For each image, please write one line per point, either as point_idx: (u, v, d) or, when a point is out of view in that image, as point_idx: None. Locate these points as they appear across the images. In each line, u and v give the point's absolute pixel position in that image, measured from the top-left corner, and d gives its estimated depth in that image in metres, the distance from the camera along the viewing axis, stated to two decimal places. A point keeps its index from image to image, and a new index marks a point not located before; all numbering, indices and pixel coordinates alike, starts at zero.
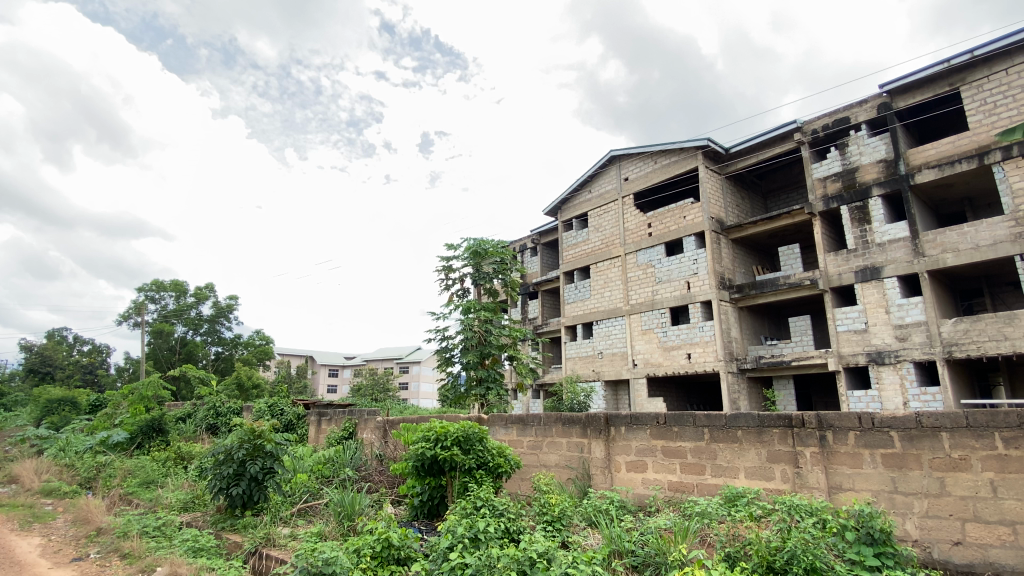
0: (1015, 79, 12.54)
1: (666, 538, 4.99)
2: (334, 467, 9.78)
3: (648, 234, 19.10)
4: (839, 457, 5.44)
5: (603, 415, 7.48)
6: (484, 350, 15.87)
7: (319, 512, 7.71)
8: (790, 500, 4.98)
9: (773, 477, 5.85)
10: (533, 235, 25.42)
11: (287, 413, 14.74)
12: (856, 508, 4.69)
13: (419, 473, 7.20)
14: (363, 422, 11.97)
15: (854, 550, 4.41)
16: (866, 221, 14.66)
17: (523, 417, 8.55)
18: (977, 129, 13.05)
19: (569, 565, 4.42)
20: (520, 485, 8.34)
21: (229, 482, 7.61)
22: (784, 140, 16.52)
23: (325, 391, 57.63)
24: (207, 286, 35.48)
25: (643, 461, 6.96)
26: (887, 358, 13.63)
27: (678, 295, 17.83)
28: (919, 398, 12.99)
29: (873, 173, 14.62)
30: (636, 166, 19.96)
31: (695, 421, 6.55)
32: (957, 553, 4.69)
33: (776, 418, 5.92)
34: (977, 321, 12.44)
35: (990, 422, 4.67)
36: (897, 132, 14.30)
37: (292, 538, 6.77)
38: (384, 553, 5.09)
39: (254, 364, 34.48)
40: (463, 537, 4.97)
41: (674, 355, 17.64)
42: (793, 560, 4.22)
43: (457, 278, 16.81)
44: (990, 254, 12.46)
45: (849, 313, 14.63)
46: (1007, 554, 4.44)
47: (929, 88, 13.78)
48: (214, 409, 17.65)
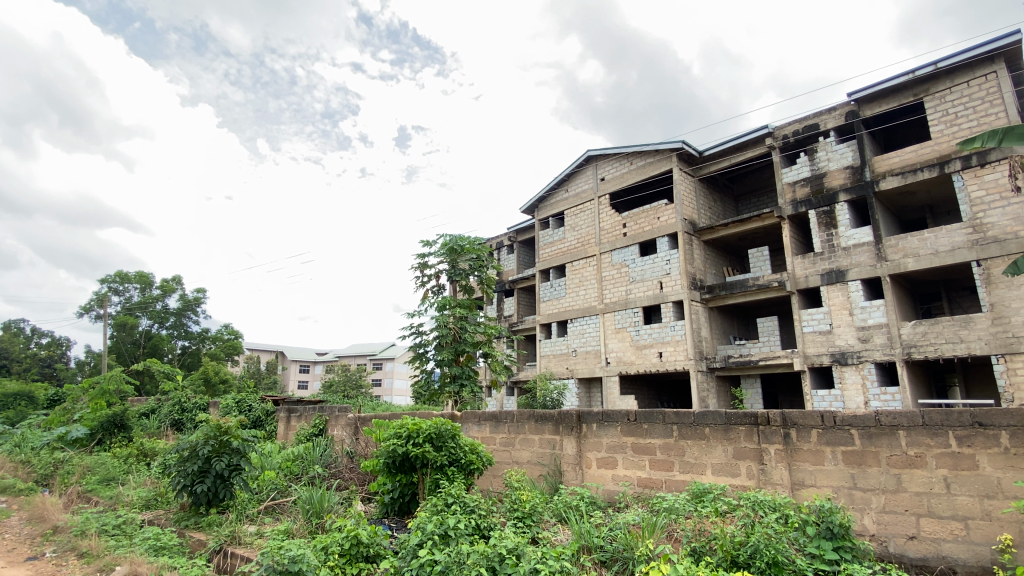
0: (975, 91, 13.02)
1: (634, 534, 5.07)
2: (303, 464, 9.63)
3: (623, 233, 19.30)
4: (801, 454, 5.60)
5: (575, 412, 7.54)
6: (459, 347, 15.84)
7: (287, 510, 7.60)
8: (754, 496, 5.11)
9: (739, 473, 5.98)
10: (509, 233, 25.43)
11: (256, 409, 14.47)
12: (816, 504, 4.82)
13: (390, 470, 7.15)
14: (334, 419, 11.83)
15: (814, 544, 4.54)
16: (832, 226, 15.08)
17: (496, 414, 8.53)
18: (938, 139, 13.53)
19: (538, 560, 4.43)
20: (492, 481, 8.34)
21: (194, 479, 7.40)
22: (756, 144, 16.86)
23: (296, 387, 56.71)
24: (174, 279, 34.56)
25: (613, 458, 7.04)
26: (850, 359, 14.06)
27: (650, 295, 18.07)
28: (879, 398, 13.44)
29: (840, 179, 15.05)
30: (612, 167, 20.13)
31: (664, 419, 6.67)
32: (911, 548, 4.87)
33: (742, 416, 6.05)
34: (935, 324, 12.92)
35: (943, 421, 4.87)
36: (863, 140, 14.75)
37: (258, 536, 6.65)
38: (353, 551, 5.04)
39: (222, 359, 33.72)
40: (433, 534, 4.96)
41: (646, 354, 17.87)
42: (756, 554, 4.34)
43: (433, 275, 16.68)
44: (948, 259, 12.93)
45: (815, 314, 15.04)
46: (959, 548, 4.65)
47: (894, 98, 14.26)
48: (179, 404, 17.21)
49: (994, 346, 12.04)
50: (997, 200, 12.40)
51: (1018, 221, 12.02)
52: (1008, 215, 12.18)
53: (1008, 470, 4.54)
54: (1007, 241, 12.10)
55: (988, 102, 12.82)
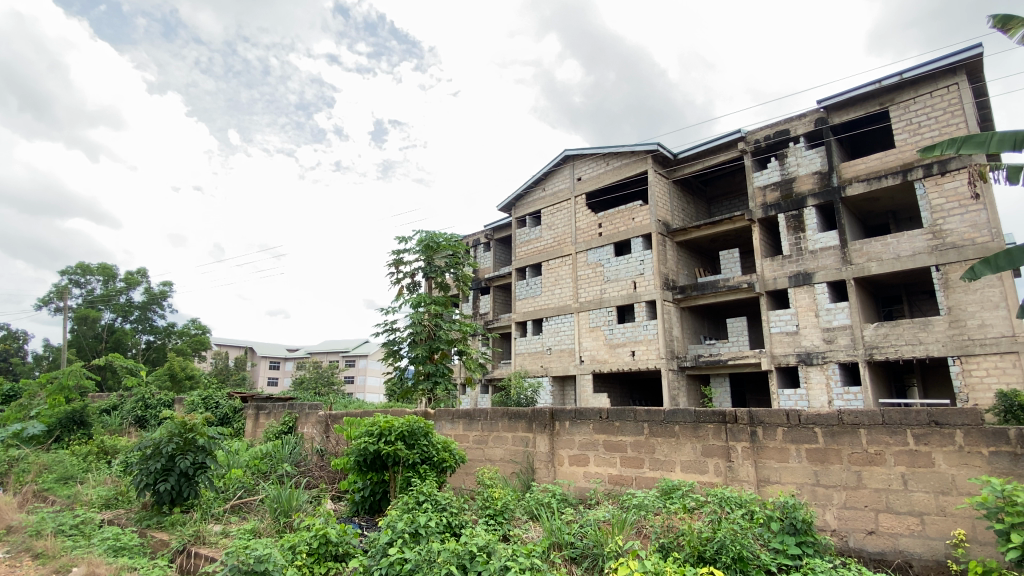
0: (938, 101, 13.50)
1: (604, 530, 5.12)
2: (272, 462, 9.46)
3: (599, 233, 19.46)
4: (767, 451, 5.73)
5: (548, 410, 7.57)
6: (433, 344, 15.76)
7: (255, 508, 7.46)
8: (721, 493, 5.21)
9: (707, 471, 6.09)
10: (486, 231, 25.38)
11: (223, 406, 14.17)
12: (780, 500, 4.95)
13: (361, 468, 7.07)
14: (305, 416, 11.66)
15: (778, 540, 4.66)
16: (800, 229, 15.47)
17: (469, 411, 8.51)
18: (902, 147, 13.99)
19: (508, 557, 4.44)
20: (464, 479, 8.32)
21: (156, 478, 7.18)
22: (728, 148, 17.18)
23: (265, 383, 55.66)
24: (139, 271, 33.51)
25: (585, 455, 7.10)
26: (815, 359, 14.46)
27: (624, 294, 18.26)
28: (842, 397, 13.86)
29: (809, 184, 15.45)
30: (589, 167, 20.27)
31: (636, 416, 6.75)
32: (870, 542, 5.05)
33: (711, 414, 6.17)
34: (895, 327, 13.38)
35: (902, 419, 5.04)
36: (831, 146, 15.15)
37: (224, 535, 6.52)
38: (321, 550, 4.96)
39: (188, 355, 32.84)
40: (403, 532, 4.93)
41: (619, 352, 18.07)
42: (722, 550, 4.44)
43: (408, 272, 16.47)
44: (909, 264, 13.39)
45: (782, 316, 15.42)
46: (914, 543, 4.83)
47: (861, 107, 14.68)
48: (142, 401, 16.72)
49: (950, 347, 12.51)
50: (956, 208, 12.89)
51: (975, 228, 12.53)
52: (966, 223, 12.68)
53: (961, 467, 4.73)
54: (964, 247, 12.61)
55: (949, 113, 13.31)
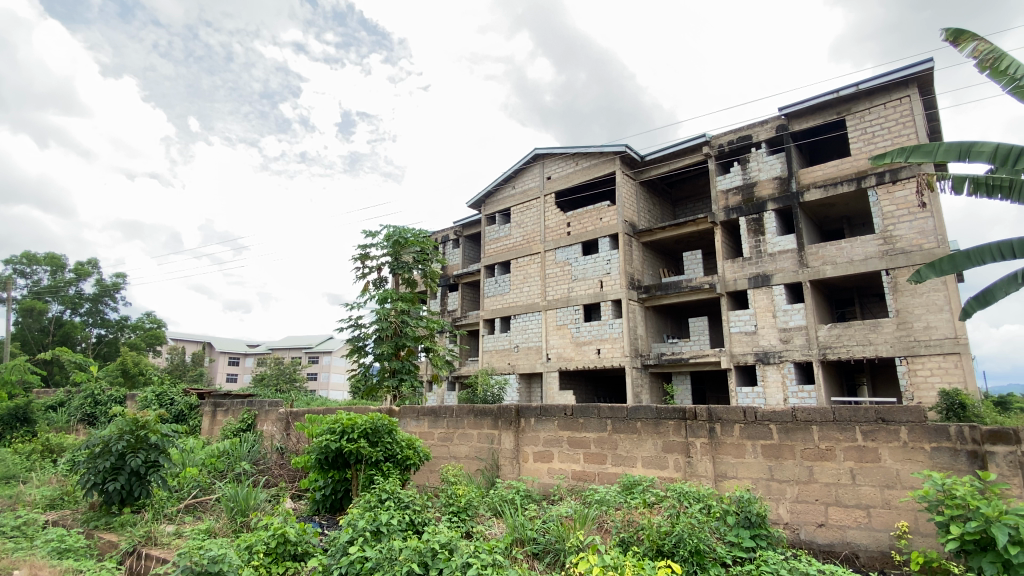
0: (891, 112, 14.10)
1: (566, 526, 5.19)
2: (229, 460, 9.22)
3: (567, 233, 19.59)
4: (724, 447, 5.90)
5: (514, 407, 7.59)
6: (399, 341, 15.60)
7: (210, 508, 7.27)
8: (680, 487, 5.32)
9: (667, 466, 6.23)
10: (455, 227, 25.27)
11: (178, 403, 13.71)
12: (736, 495, 5.10)
13: (322, 466, 6.96)
14: (264, 413, 11.36)
15: (733, 533, 4.82)
16: (760, 233, 15.94)
17: (435, 409, 8.45)
18: (857, 156, 14.55)
19: (470, 554, 4.44)
20: (428, 477, 8.27)
21: (105, 477, 6.88)
22: (694, 152, 17.56)
23: (224, 380, 54.06)
24: (90, 262, 32.01)
25: (549, 451, 7.17)
26: (772, 358, 14.93)
27: (591, 293, 18.46)
28: (797, 395, 14.35)
29: (769, 189, 15.93)
30: (559, 166, 20.39)
31: (599, 413, 6.83)
32: (820, 534, 5.25)
33: (672, 411, 6.31)
34: (848, 328, 13.93)
35: (852, 416, 5.29)
36: (791, 153, 15.65)
37: (177, 536, 6.31)
38: (279, 550, 4.85)
39: (143, 349, 31.62)
40: (364, 531, 4.88)
41: (585, 350, 18.28)
42: (679, 543, 4.57)
43: (374, 267, 16.22)
44: (861, 268, 13.96)
45: (741, 316, 15.87)
46: (861, 535, 5.05)
47: (820, 115, 15.22)
48: (91, 397, 16.02)
49: (898, 348, 13.10)
50: (906, 215, 13.50)
51: (923, 234, 13.16)
52: (914, 229, 13.30)
53: (905, 461, 4.97)
54: (912, 252, 13.22)
55: (901, 123, 13.92)
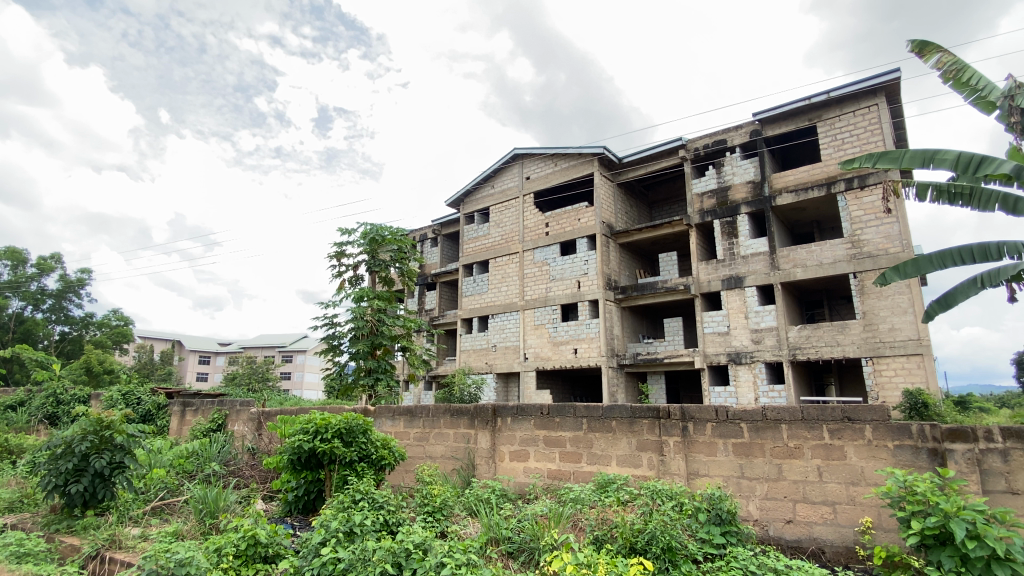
0: (860, 120, 14.50)
1: (541, 524, 5.22)
2: (198, 461, 9.01)
3: (545, 233, 19.66)
4: (697, 445, 6.00)
5: (490, 407, 7.58)
6: (375, 340, 15.42)
7: (178, 510, 7.12)
8: (653, 485, 5.39)
9: (640, 464, 6.31)
10: (433, 226, 25.14)
11: (145, 402, 13.34)
12: (708, 492, 5.20)
13: (295, 467, 6.86)
14: (235, 413, 11.13)
15: (704, 530, 4.91)
16: (734, 235, 16.24)
17: (410, 408, 8.39)
18: (827, 161, 14.93)
19: (445, 553, 4.43)
20: (403, 477, 8.22)
21: (68, 479, 6.66)
22: (670, 155, 17.80)
23: (194, 379, 52.85)
24: (53, 257, 30.95)
25: (525, 450, 7.19)
26: (744, 358, 15.23)
27: (568, 293, 18.56)
28: (767, 394, 14.66)
29: (743, 192, 16.24)
30: (538, 166, 20.45)
31: (575, 412, 6.87)
32: (788, 531, 5.38)
33: (646, 410, 6.38)
34: (817, 329, 14.29)
35: (820, 416, 5.42)
36: (765, 158, 15.98)
37: (142, 539, 6.15)
38: (250, 552, 4.76)
39: (108, 347, 30.67)
40: (337, 532, 4.83)
41: (562, 350, 18.37)
42: (652, 540, 4.64)
43: (351, 264, 16.01)
44: (830, 271, 14.33)
45: (714, 317, 16.15)
46: (828, 530, 5.19)
47: (792, 121, 15.58)
48: (53, 397, 15.47)
49: (864, 349, 13.49)
50: (873, 220, 13.90)
51: (889, 239, 13.57)
52: (881, 234, 13.71)
53: (870, 459, 5.13)
54: (878, 256, 13.63)
55: (869, 131, 14.32)
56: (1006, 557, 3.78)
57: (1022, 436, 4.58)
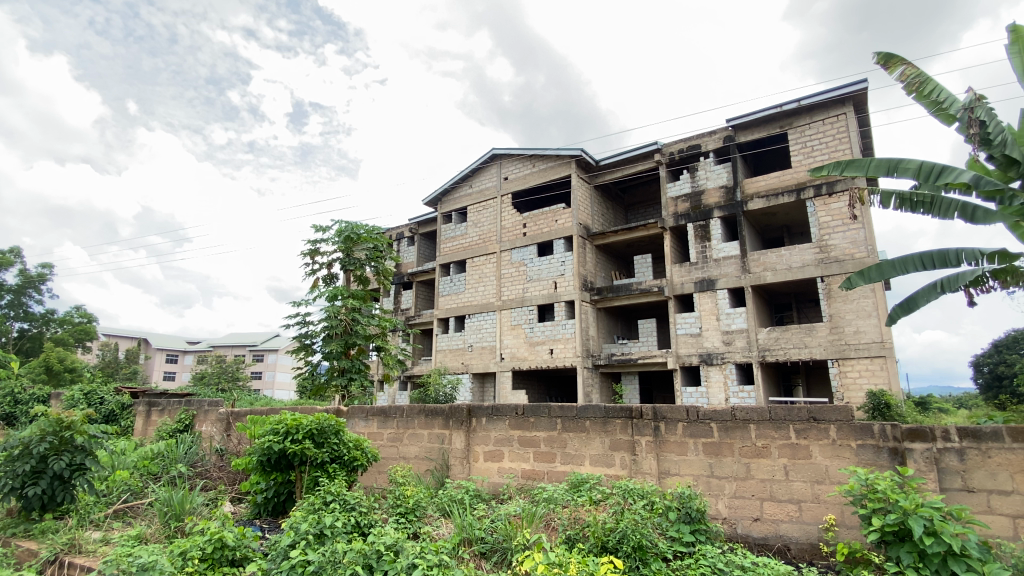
0: (828, 128, 14.91)
1: (514, 524, 5.24)
2: (163, 463, 8.79)
3: (523, 233, 19.70)
4: (668, 445, 6.09)
5: (465, 407, 7.57)
6: (349, 340, 15.23)
7: (142, 513, 6.95)
8: (626, 485, 5.46)
9: (613, 464, 6.38)
10: (410, 224, 24.97)
11: (108, 402, 12.95)
12: (678, 491, 5.29)
13: (264, 468, 6.75)
14: (203, 414, 10.89)
15: (674, 528, 5.00)
16: (707, 239, 16.52)
17: (384, 409, 8.33)
18: (797, 168, 15.30)
19: (416, 554, 4.42)
20: (376, 478, 8.14)
21: (25, 481, 6.41)
22: (646, 158, 18.02)
23: (160, 378, 51.45)
24: (13, 251, 29.80)
25: (500, 450, 7.20)
26: (715, 359, 15.51)
27: (545, 294, 18.63)
28: (737, 395, 14.96)
29: (716, 197, 16.54)
30: (516, 167, 20.48)
31: (549, 412, 6.91)
32: (755, 528, 5.51)
33: (619, 410, 6.45)
34: (786, 331, 14.64)
35: (787, 416, 5.56)
36: (737, 163, 16.30)
37: (104, 543, 5.98)
38: (216, 555, 4.66)
39: (70, 345, 29.65)
40: (307, 534, 4.76)
41: (538, 350, 18.44)
42: (623, 539, 4.70)
43: (325, 262, 15.78)
44: (799, 275, 14.70)
45: (687, 318, 16.39)
46: (793, 528, 5.33)
47: (764, 128, 15.93)
48: (10, 396, 14.90)
49: (830, 351, 13.88)
50: (840, 226, 14.31)
51: (855, 244, 13.99)
52: (847, 239, 14.12)
53: (834, 458, 5.29)
54: (845, 261, 14.04)
55: (837, 139, 14.74)
56: (961, 553, 3.94)
57: (977, 435, 4.80)
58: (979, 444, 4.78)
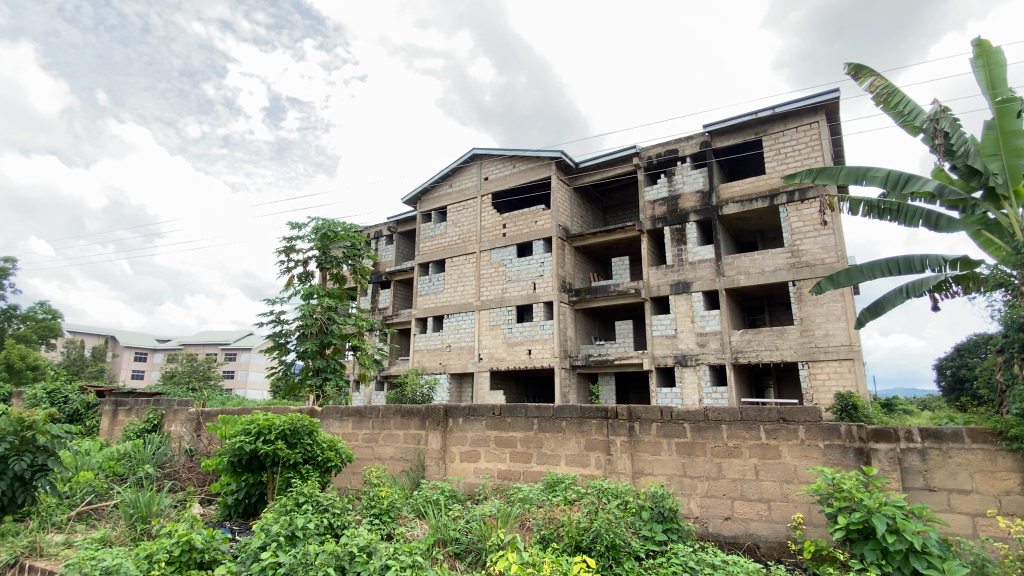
0: (801, 136, 15.27)
1: (489, 524, 5.25)
2: (130, 464, 8.56)
3: (502, 234, 19.71)
4: (642, 445, 6.17)
5: (442, 407, 7.55)
6: (324, 339, 15.03)
7: (106, 515, 6.76)
8: (600, 484, 5.51)
9: (588, 464, 6.44)
10: (389, 223, 24.77)
11: (72, 401, 12.56)
12: (651, 490, 5.37)
13: (235, 469, 6.62)
14: (172, 413, 10.64)
15: (647, 527, 5.07)
16: (683, 242, 16.77)
17: (360, 409, 8.26)
18: (771, 174, 15.63)
19: (390, 556, 4.39)
20: (350, 478, 8.06)
21: None
22: (624, 162, 18.21)
23: (128, 377, 50.11)
24: None
25: (476, 451, 7.20)
26: (689, 360, 15.75)
27: (524, 294, 18.68)
28: (711, 395, 15.21)
29: (692, 201, 16.80)
30: (496, 167, 20.49)
31: (526, 412, 6.94)
32: (726, 527, 5.62)
33: (595, 410, 6.51)
34: (758, 333, 14.94)
35: (757, 416, 5.68)
36: (713, 168, 16.57)
37: (67, 546, 5.81)
38: (184, 558, 4.56)
39: (33, 342, 28.66)
40: (278, 536, 4.70)
41: (516, 351, 18.48)
42: (596, 539, 4.75)
43: (301, 260, 15.55)
44: (771, 279, 15.02)
45: (663, 320, 16.61)
46: (762, 526, 5.45)
47: (740, 134, 16.23)
48: None
49: (801, 353, 14.21)
50: (811, 231, 14.66)
51: (825, 250, 14.34)
52: (818, 244, 14.47)
53: (802, 458, 5.42)
54: (815, 266, 14.39)
55: (810, 147, 15.10)
56: (922, 550, 4.09)
57: (938, 436, 4.98)
58: (940, 445, 4.96)
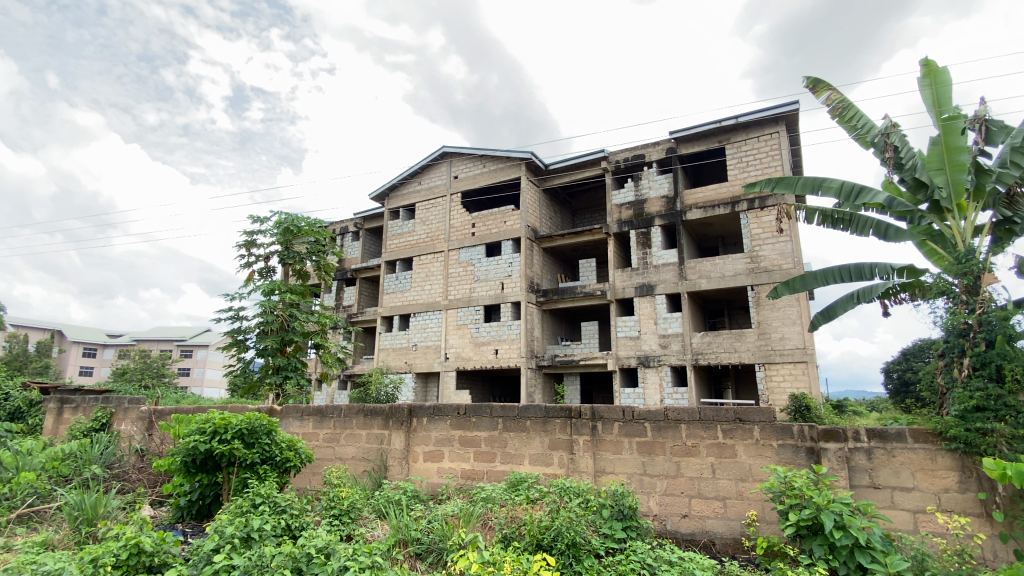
0: (762, 145, 15.76)
1: (451, 524, 5.25)
2: (75, 465, 8.19)
3: (471, 233, 19.66)
4: (604, 444, 6.27)
5: (406, 407, 7.49)
6: (285, 336, 14.68)
7: (49, 518, 6.46)
8: (562, 483, 5.57)
9: (551, 463, 6.50)
10: (356, 219, 24.39)
11: (14, 399, 11.93)
12: (612, 489, 5.48)
13: (189, 470, 6.42)
14: (122, 412, 10.21)
15: (608, 525, 5.17)
16: (648, 246, 17.08)
17: (321, 408, 8.11)
18: (733, 181, 16.08)
19: (349, 556, 4.35)
20: (310, 478, 7.93)
21: None
22: (593, 165, 18.42)
23: (76, 374, 47.88)
24: None
25: (440, 450, 7.17)
26: (652, 361, 16.06)
27: (491, 294, 18.69)
28: (672, 396, 15.55)
29: (657, 206, 17.12)
30: (466, 166, 20.43)
31: (491, 412, 6.95)
32: (683, 524, 5.76)
33: (558, 410, 6.57)
34: (717, 336, 15.34)
35: (715, 416, 5.84)
36: (678, 174, 16.93)
37: (3, 550, 5.51)
38: (132, 562, 4.40)
39: None
40: (232, 538, 4.59)
41: (483, 350, 18.48)
42: (558, 537, 4.80)
43: (263, 255, 15.14)
44: (731, 283, 15.46)
45: (627, 322, 16.89)
46: (718, 523, 5.61)
47: (704, 142, 16.64)
48: None
49: (758, 355, 14.67)
50: (770, 238, 15.15)
51: (783, 256, 14.85)
52: (776, 250, 14.96)
53: (756, 457, 5.60)
54: (773, 271, 14.87)
55: (770, 156, 15.60)
56: (866, 545, 4.31)
57: (883, 436, 5.22)
58: (884, 445, 5.21)
